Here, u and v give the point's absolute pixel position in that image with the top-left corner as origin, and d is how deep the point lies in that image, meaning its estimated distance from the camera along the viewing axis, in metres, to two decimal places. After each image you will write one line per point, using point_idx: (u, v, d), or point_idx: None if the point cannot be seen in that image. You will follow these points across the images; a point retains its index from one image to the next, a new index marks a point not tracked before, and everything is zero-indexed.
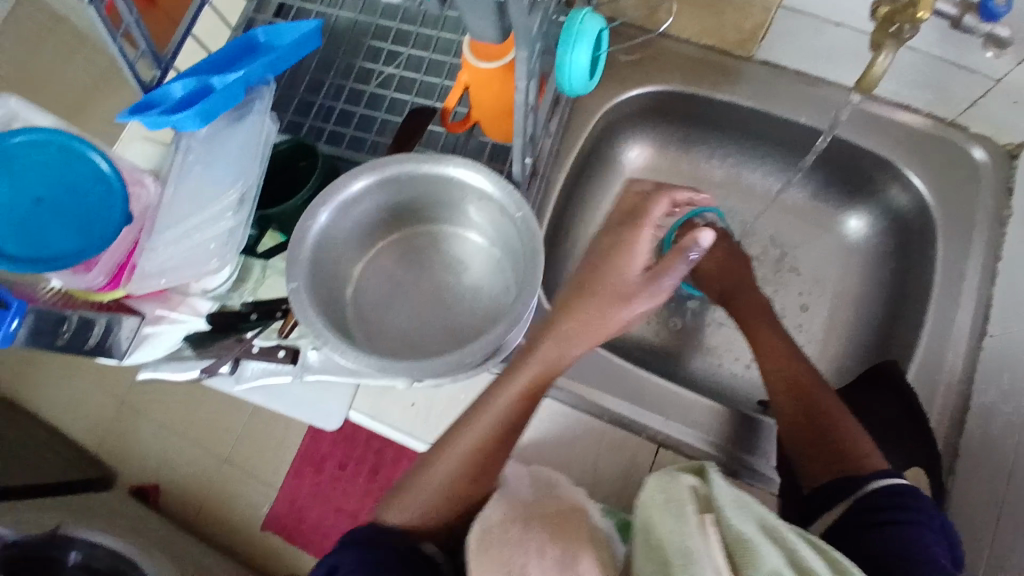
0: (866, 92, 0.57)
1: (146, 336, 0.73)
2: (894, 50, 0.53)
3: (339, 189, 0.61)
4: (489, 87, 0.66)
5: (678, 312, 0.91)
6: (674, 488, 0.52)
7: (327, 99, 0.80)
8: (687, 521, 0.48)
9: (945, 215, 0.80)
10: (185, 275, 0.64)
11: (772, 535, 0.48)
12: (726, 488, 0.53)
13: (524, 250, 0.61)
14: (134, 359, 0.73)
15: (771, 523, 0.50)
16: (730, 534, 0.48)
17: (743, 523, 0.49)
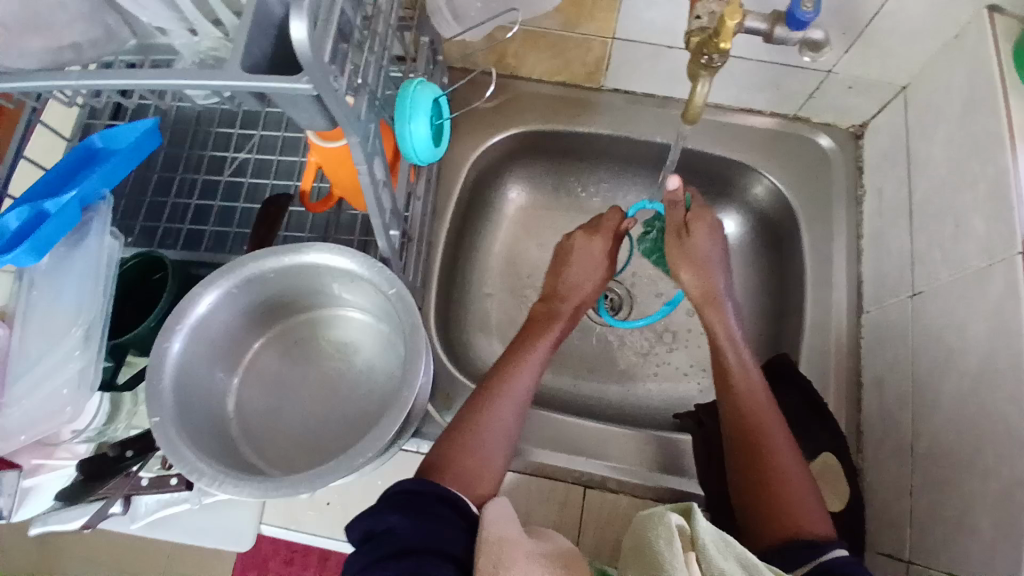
0: (692, 122, 0.59)
1: (29, 490, 0.66)
2: (709, 82, 0.56)
3: (188, 311, 0.57)
4: (342, 166, 0.65)
5: (586, 341, 0.91)
6: (658, 526, 0.45)
7: (180, 197, 0.75)
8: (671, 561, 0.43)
9: (805, 207, 0.85)
10: (50, 427, 0.60)
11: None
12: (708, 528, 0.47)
13: (403, 327, 0.60)
14: (22, 514, 0.66)
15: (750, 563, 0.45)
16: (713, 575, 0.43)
17: (723, 561, 0.44)
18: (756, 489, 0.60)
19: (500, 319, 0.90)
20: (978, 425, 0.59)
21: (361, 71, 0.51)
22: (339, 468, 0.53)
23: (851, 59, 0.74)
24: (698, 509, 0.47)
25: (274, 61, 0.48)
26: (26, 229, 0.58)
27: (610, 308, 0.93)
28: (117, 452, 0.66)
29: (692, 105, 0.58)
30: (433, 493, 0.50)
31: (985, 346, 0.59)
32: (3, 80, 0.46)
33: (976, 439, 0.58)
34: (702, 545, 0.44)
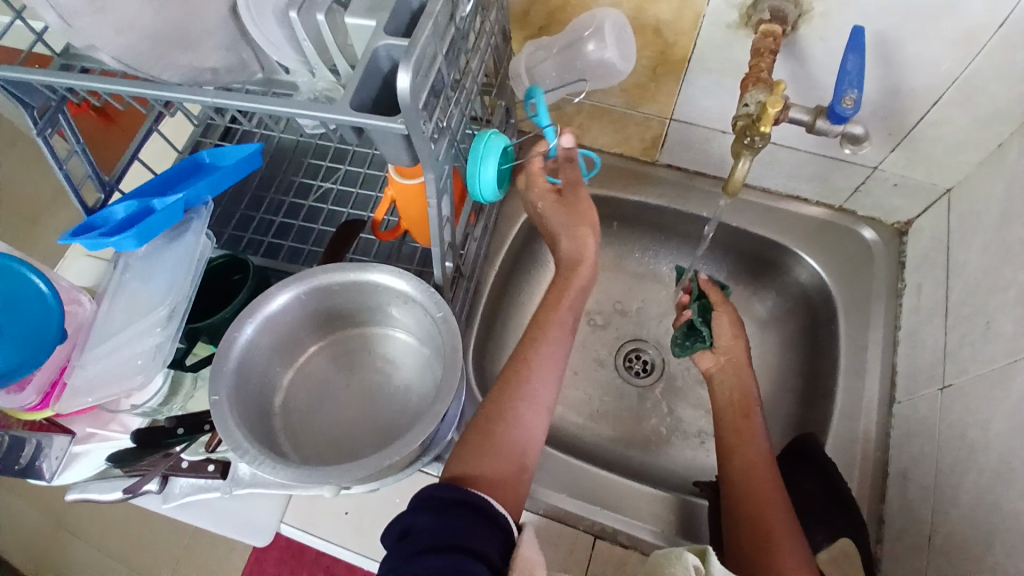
0: (732, 194, 0.63)
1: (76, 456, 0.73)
2: (749, 159, 0.61)
3: (263, 304, 0.65)
4: (413, 201, 0.72)
5: (614, 397, 0.94)
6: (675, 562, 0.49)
7: (267, 214, 0.85)
8: None
9: (843, 293, 0.87)
10: (112, 390, 0.65)
11: None
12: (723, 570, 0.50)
13: (444, 348, 0.65)
14: (63, 479, 0.72)
15: None
16: None
17: None
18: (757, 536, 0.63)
19: None
20: (1001, 521, 0.58)
21: (447, 118, 0.59)
22: (366, 464, 0.57)
23: (897, 158, 0.79)
24: (713, 553, 0.51)
25: (377, 103, 0.56)
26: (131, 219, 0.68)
27: (642, 369, 0.96)
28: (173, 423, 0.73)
29: (732, 180, 0.63)
30: (458, 500, 0.51)
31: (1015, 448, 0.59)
32: (161, 90, 0.55)
33: (999, 539, 0.58)
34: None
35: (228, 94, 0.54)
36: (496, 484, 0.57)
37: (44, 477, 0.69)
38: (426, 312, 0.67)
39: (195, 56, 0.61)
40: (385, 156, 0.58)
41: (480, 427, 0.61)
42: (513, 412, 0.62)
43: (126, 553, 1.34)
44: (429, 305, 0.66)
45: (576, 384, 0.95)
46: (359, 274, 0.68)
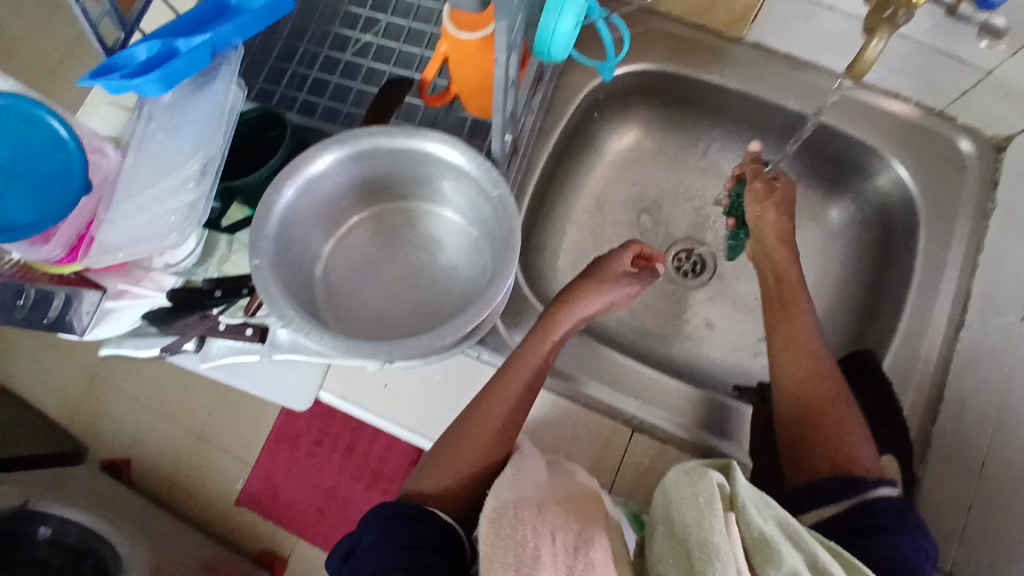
0: (856, 78, 0.54)
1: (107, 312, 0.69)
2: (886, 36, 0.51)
3: (305, 166, 0.59)
4: (469, 59, 0.63)
5: (659, 296, 0.90)
6: (697, 480, 0.47)
7: (300, 68, 0.76)
8: (715, 519, 0.44)
9: (927, 207, 0.79)
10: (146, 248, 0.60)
11: (792, 538, 0.46)
12: (748, 486, 0.48)
13: (499, 231, 0.60)
14: (95, 334, 0.69)
15: (789, 523, 0.47)
16: (751, 535, 0.44)
17: (763, 522, 0.45)
18: (810, 434, 0.64)
19: (579, 254, 0.89)
20: None
21: None
22: (417, 345, 0.54)
23: (1020, 61, 0.67)
24: (738, 468, 0.48)
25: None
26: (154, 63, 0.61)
27: (692, 269, 0.91)
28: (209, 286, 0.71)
29: (861, 60, 0.53)
30: (404, 513, 0.53)
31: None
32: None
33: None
34: (740, 504, 0.46)
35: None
36: (452, 490, 0.59)
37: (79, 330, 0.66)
38: (480, 187, 0.61)
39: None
40: None
41: (457, 428, 0.63)
42: (485, 415, 0.62)
43: (163, 404, 1.40)
44: (483, 180, 0.60)
45: None
46: (406, 141, 0.61)
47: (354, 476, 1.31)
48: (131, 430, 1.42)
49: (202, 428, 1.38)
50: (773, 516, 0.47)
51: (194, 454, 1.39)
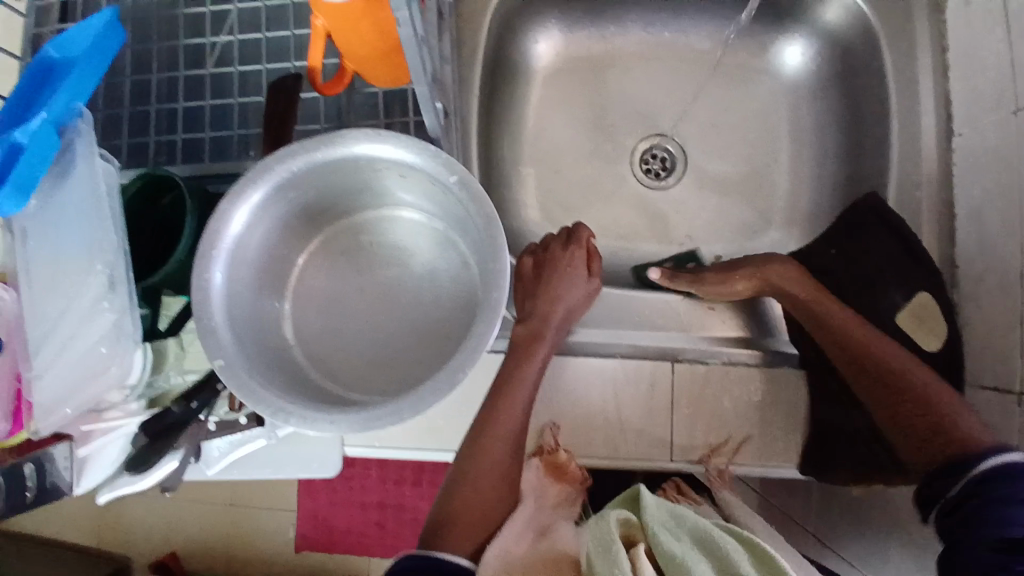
0: None
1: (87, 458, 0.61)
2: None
3: (224, 227, 0.49)
4: (352, 25, 0.52)
5: (640, 209, 0.83)
6: (601, 520, 0.51)
7: (164, 104, 0.63)
8: (616, 556, 0.47)
9: (884, 20, 0.71)
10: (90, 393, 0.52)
11: (706, 547, 0.50)
12: (656, 503, 0.53)
13: (476, 222, 0.51)
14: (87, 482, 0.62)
15: (703, 532, 0.51)
16: (667, 559, 0.48)
17: (675, 542, 0.49)
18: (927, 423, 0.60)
19: (547, 197, 0.81)
20: None
21: None
22: (440, 386, 0.46)
23: None
24: (645, 489, 0.54)
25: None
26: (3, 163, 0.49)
27: (662, 168, 0.84)
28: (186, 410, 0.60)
29: None
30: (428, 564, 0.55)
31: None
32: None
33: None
34: (651, 532, 0.50)
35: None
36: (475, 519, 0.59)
37: (68, 491, 0.60)
38: (427, 174, 0.52)
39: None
40: None
41: (467, 447, 0.61)
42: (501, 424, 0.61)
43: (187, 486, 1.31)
44: (430, 170, 0.51)
45: (598, 206, 0.82)
46: (336, 158, 0.52)
47: (395, 480, 1.25)
48: (161, 529, 1.33)
49: (229, 494, 1.31)
50: (685, 528, 0.52)
51: (231, 525, 1.32)
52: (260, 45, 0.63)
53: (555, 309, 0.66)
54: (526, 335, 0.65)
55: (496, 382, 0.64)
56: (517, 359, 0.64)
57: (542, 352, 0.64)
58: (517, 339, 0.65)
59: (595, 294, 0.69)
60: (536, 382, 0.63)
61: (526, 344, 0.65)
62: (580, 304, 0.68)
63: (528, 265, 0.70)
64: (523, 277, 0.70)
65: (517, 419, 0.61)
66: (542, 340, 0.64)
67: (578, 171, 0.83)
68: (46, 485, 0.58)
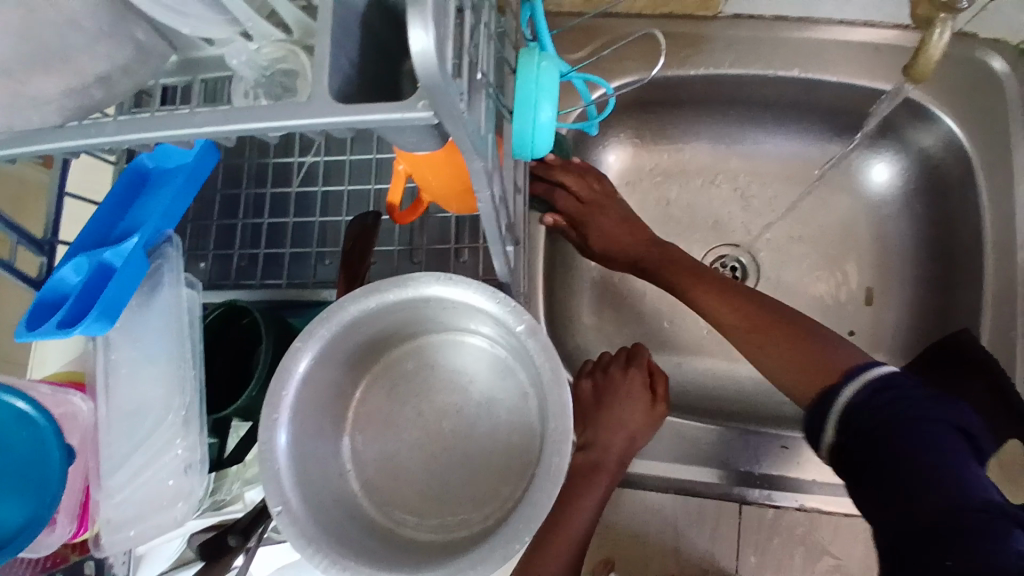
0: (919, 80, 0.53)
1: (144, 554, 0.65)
2: (946, 27, 0.50)
3: (292, 368, 0.50)
4: (435, 168, 0.52)
5: (710, 321, 0.80)
6: None
7: (249, 218, 0.66)
8: None
9: (982, 148, 0.67)
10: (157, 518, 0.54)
11: None
12: None
13: (540, 372, 0.50)
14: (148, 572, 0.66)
15: None
16: None
17: None
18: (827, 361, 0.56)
19: (612, 305, 0.80)
20: None
21: (478, 63, 0.39)
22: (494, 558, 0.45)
23: None
24: None
25: (352, 83, 0.37)
26: (94, 284, 0.48)
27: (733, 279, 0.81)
28: (241, 543, 0.54)
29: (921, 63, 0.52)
30: None
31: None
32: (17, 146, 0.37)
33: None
34: None
35: (132, 123, 0.35)
36: None
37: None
38: (493, 317, 0.52)
39: (71, 70, 0.37)
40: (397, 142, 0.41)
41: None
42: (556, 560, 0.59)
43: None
44: (498, 315, 0.51)
45: (662, 316, 0.80)
46: (405, 297, 0.52)
47: None
48: None
49: None
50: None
51: None
52: (342, 166, 0.65)
53: (616, 439, 0.64)
54: (585, 462, 0.63)
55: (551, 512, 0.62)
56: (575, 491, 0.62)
57: (603, 485, 0.62)
58: (576, 468, 0.63)
59: (660, 420, 0.65)
60: (590, 519, 0.61)
61: (585, 473, 0.63)
62: (644, 429, 0.64)
63: (588, 388, 0.67)
64: (580, 396, 0.67)
65: (567, 554, 0.59)
66: (602, 471, 0.62)
67: (645, 278, 0.81)
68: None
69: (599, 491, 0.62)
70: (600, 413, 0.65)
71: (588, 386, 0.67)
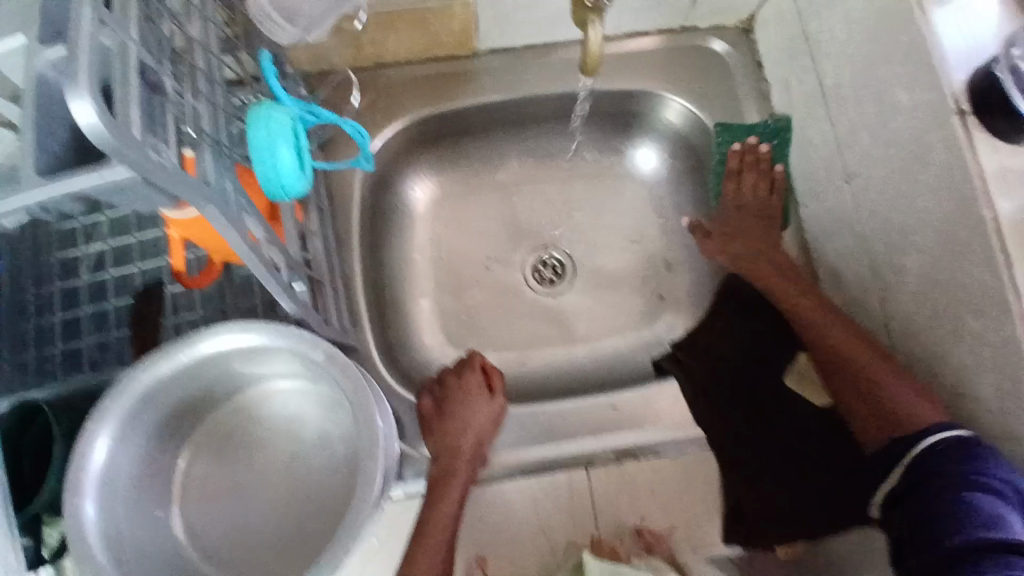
0: (596, 70, 0.60)
1: None
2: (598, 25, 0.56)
3: (88, 448, 0.48)
4: (203, 230, 0.55)
5: (541, 317, 0.86)
6: None
7: (36, 318, 0.62)
8: None
9: (716, 119, 0.81)
10: None
11: None
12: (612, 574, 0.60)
13: (349, 391, 0.53)
14: None
15: None
16: None
17: None
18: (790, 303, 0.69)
19: (450, 323, 0.84)
20: (950, 307, 0.55)
21: (192, 122, 0.43)
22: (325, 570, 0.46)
23: None
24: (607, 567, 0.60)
25: (62, 158, 0.40)
26: None
27: (555, 274, 0.88)
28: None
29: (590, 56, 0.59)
30: None
31: (931, 239, 0.56)
32: None
33: (955, 321, 0.55)
34: None
35: None
36: None
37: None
38: (295, 351, 0.54)
39: None
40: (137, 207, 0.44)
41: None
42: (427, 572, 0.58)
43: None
44: (297, 347, 0.53)
45: (497, 321, 0.85)
46: (203, 352, 0.53)
47: None
48: None
49: None
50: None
51: None
52: (130, 250, 0.64)
53: (463, 441, 0.67)
54: (437, 474, 0.65)
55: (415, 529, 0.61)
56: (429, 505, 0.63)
57: (460, 489, 0.63)
58: (431, 481, 0.64)
59: (502, 411, 0.71)
60: (456, 522, 0.61)
61: (440, 483, 0.64)
62: (487, 428, 0.69)
63: (428, 404, 0.70)
64: (423, 414, 0.70)
65: (439, 564, 0.58)
66: (455, 475, 0.64)
67: (476, 291, 0.86)
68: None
69: (456, 496, 0.63)
70: (443, 422, 0.68)
71: (429, 403, 0.70)
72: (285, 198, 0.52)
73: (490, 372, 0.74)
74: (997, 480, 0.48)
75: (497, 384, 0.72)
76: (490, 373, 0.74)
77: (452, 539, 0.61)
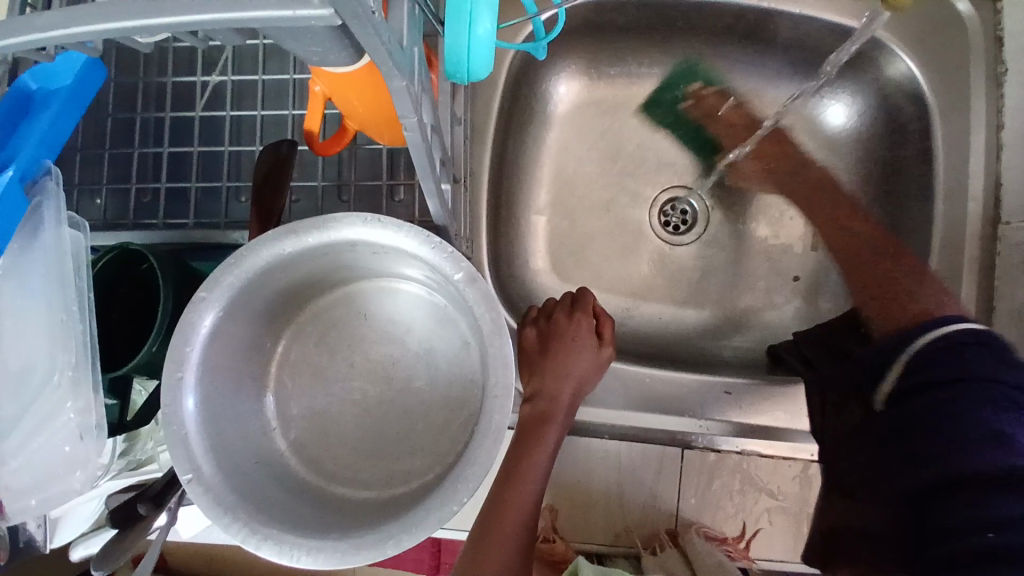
0: None
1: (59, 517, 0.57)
2: None
3: (195, 320, 0.44)
4: (355, 93, 0.46)
5: (657, 265, 0.77)
6: None
7: (148, 146, 0.59)
8: None
9: (938, 90, 0.65)
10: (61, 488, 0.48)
11: None
12: None
13: (481, 321, 0.46)
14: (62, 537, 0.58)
15: None
16: None
17: None
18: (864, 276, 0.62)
19: (560, 247, 0.76)
20: None
21: None
22: (431, 518, 0.42)
23: None
24: None
25: None
26: None
27: (682, 222, 0.78)
28: (152, 510, 0.50)
29: None
30: None
31: None
32: None
33: None
34: None
35: None
36: None
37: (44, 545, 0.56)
38: (427, 261, 0.47)
39: None
40: (297, 51, 0.34)
41: (471, 541, 0.55)
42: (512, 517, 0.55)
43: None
44: (435, 258, 0.46)
45: (609, 260, 0.77)
46: (329, 240, 0.46)
47: None
48: None
49: None
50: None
51: None
52: (255, 89, 0.59)
53: (565, 387, 0.61)
54: (532, 414, 0.60)
55: (504, 471, 0.57)
56: (521, 445, 0.59)
57: (556, 437, 0.59)
58: (525, 420, 0.60)
59: (607, 364, 0.63)
60: (545, 473, 0.57)
61: (534, 427, 0.59)
62: (592, 376, 0.62)
63: (533, 336, 0.64)
64: (527, 345, 0.64)
65: (524, 516, 0.55)
66: (553, 421, 0.59)
67: (594, 220, 0.77)
68: (20, 543, 0.55)
69: (551, 443, 0.58)
70: (547, 361, 0.62)
71: (535, 334, 0.64)
72: (462, 82, 0.42)
73: (603, 317, 0.65)
74: (1010, 389, 0.47)
75: (609, 334, 0.64)
76: (601, 317, 0.65)
77: (540, 487, 0.57)
